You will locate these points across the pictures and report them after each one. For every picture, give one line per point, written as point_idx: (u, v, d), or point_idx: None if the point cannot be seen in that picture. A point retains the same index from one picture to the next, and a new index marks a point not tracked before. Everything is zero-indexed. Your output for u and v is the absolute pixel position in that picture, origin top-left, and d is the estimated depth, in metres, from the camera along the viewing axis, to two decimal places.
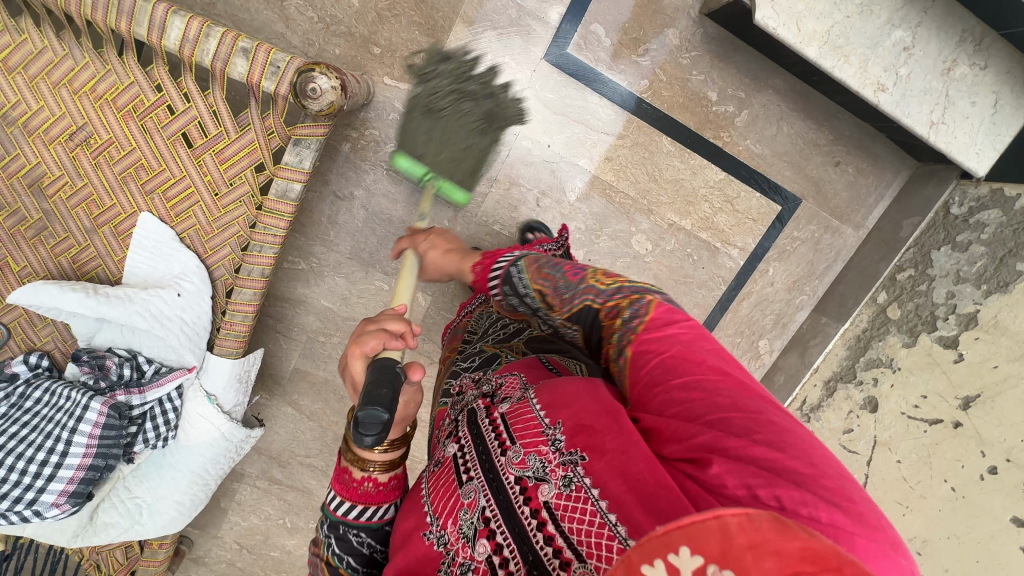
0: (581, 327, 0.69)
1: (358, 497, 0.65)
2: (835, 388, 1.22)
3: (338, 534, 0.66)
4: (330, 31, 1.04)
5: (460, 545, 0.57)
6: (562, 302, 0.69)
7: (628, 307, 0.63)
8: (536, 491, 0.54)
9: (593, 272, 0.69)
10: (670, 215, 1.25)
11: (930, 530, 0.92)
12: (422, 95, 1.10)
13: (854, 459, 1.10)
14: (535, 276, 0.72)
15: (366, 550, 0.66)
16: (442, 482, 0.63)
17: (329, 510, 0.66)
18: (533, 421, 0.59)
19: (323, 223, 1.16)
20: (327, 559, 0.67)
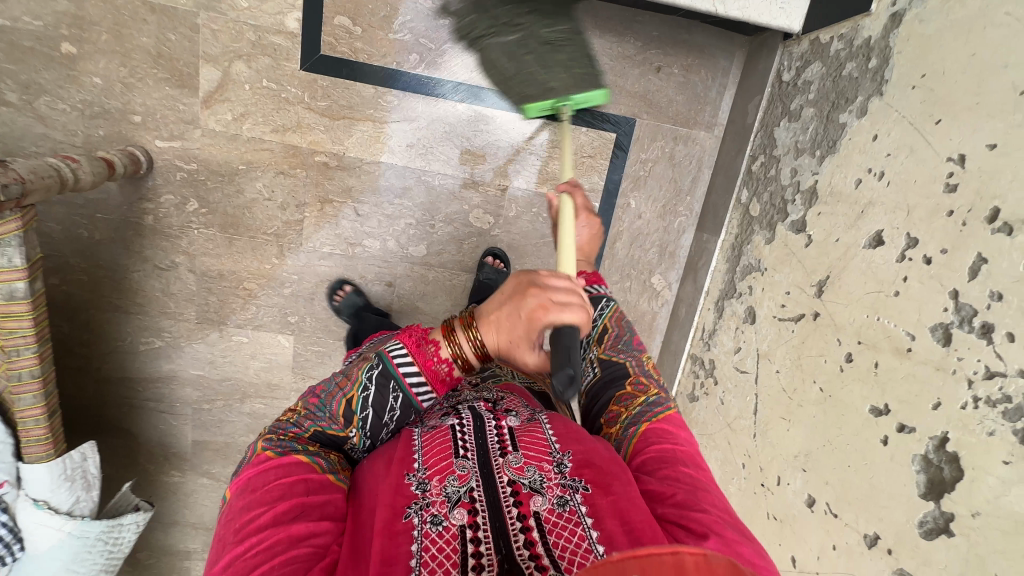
0: (602, 375, 0.77)
1: (426, 371, 0.63)
2: (723, 307, 1.11)
3: (380, 385, 0.63)
4: (87, 115, 1.04)
5: (437, 502, 0.56)
6: (611, 346, 0.80)
7: (655, 394, 0.72)
8: (529, 499, 0.56)
9: (649, 356, 0.80)
10: (498, 180, 1.18)
11: (811, 442, 0.80)
12: (199, 146, 1.08)
13: (746, 379, 0.99)
14: (612, 319, 0.84)
15: (383, 422, 0.65)
16: (437, 440, 0.62)
17: (389, 359, 0.63)
18: (545, 440, 0.63)
19: (159, 296, 1.17)
20: (352, 395, 0.63)
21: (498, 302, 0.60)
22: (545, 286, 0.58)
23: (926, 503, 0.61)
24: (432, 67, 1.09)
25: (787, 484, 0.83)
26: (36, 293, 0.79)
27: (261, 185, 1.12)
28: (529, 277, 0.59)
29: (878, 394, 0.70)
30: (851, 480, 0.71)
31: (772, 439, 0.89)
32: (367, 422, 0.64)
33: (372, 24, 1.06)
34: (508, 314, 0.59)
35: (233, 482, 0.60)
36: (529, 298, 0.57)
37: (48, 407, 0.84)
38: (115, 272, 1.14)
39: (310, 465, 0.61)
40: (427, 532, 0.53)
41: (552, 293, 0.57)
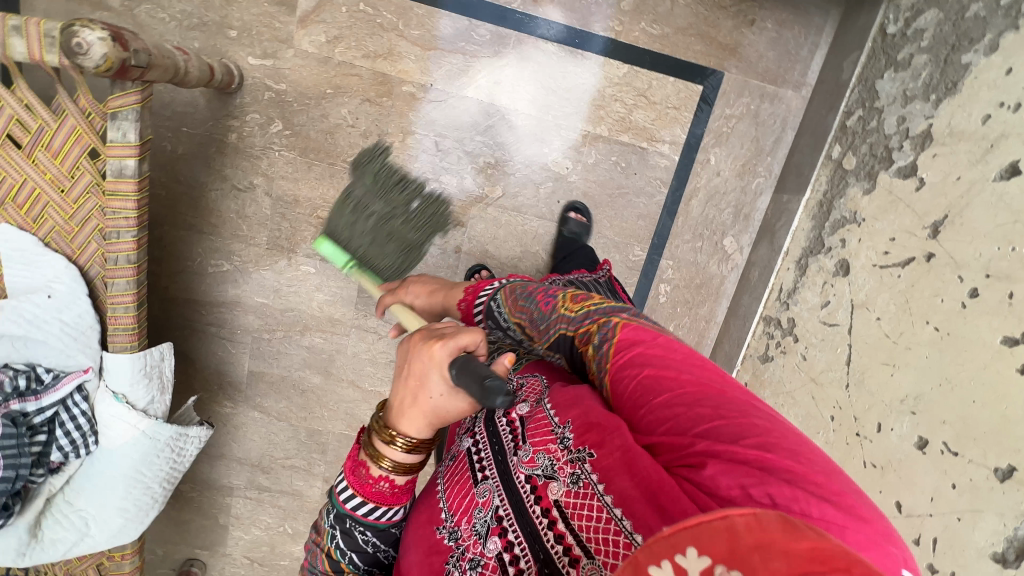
0: (563, 355, 0.70)
1: (371, 496, 0.61)
2: (807, 264, 1.08)
3: (343, 526, 0.63)
4: (185, 26, 1.04)
5: (472, 542, 0.58)
6: (540, 333, 0.72)
7: (597, 333, 0.63)
8: (546, 490, 0.55)
9: (562, 300, 0.70)
10: (580, 125, 1.17)
11: (921, 384, 0.77)
12: (290, 66, 1.08)
13: (836, 333, 0.96)
14: (512, 310, 0.75)
15: (372, 555, 0.66)
16: (459, 476, 0.64)
17: (337, 500, 0.62)
18: (544, 420, 0.61)
19: (232, 218, 1.16)
20: (328, 552, 0.65)
21: (396, 392, 0.60)
22: (421, 346, 0.58)
23: None
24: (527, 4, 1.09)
25: (891, 429, 0.80)
26: (143, 175, 0.78)
27: (346, 111, 1.12)
28: (423, 333, 0.61)
29: (1014, 324, 0.67)
30: (978, 417, 0.68)
31: (870, 387, 0.85)
32: (355, 563, 0.66)
33: None
34: (409, 391, 0.59)
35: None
36: (416, 359, 0.58)
37: (138, 297, 0.83)
38: (194, 189, 1.14)
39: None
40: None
41: (434, 339, 0.59)
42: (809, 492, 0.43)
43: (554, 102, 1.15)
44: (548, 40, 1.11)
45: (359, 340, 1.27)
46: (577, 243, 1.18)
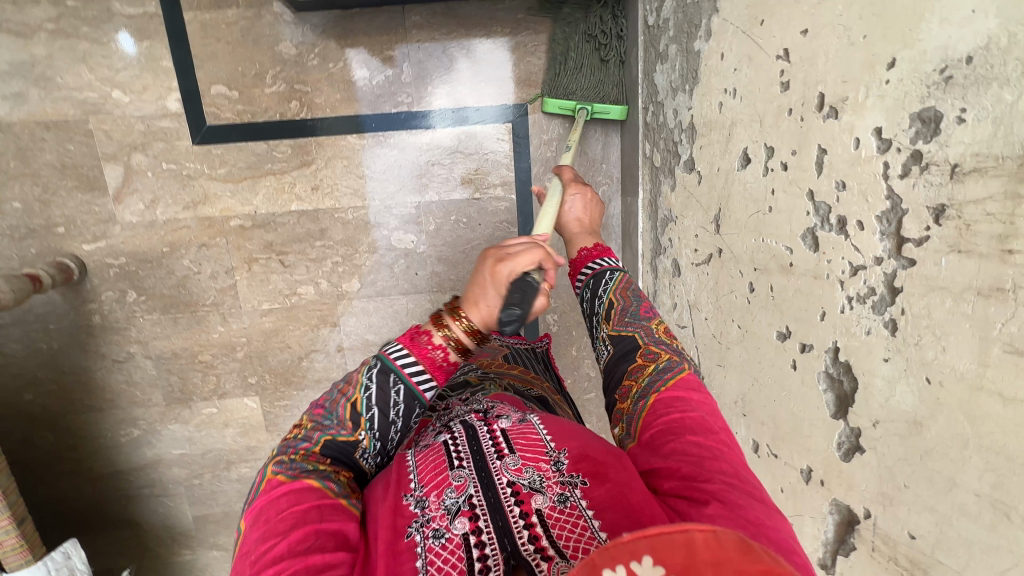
0: (614, 351, 0.65)
1: (426, 362, 0.55)
2: (656, 266, 1.06)
3: (381, 383, 0.54)
4: (16, 238, 1.10)
5: (439, 515, 0.51)
6: (619, 320, 0.67)
7: (665, 361, 0.59)
8: (529, 498, 0.51)
9: (662, 322, 0.65)
10: (409, 197, 1.18)
11: (743, 384, 0.75)
12: (123, 239, 1.14)
13: (687, 334, 0.94)
14: (617, 290, 0.70)
15: (390, 423, 0.55)
16: (431, 457, 0.57)
17: (387, 355, 0.55)
18: (537, 436, 0.58)
19: (124, 388, 1.22)
20: (355, 398, 0.54)
21: (470, 279, 0.58)
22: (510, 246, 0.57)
23: (837, 422, 0.55)
24: (313, 109, 1.12)
25: (736, 433, 0.78)
26: None
27: (188, 261, 1.16)
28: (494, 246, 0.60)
29: (780, 318, 0.64)
30: (781, 415, 0.66)
31: (716, 390, 0.83)
32: (374, 425, 0.55)
33: (245, 84, 1.09)
34: (476, 285, 0.57)
35: (242, 514, 0.51)
36: (486, 259, 0.57)
37: (15, 515, 0.89)
38: (81, 375, 1.19)
39: (325, 498, 0.51)
40: (431, 546, 0.49)
41: (506, 248, 0.57)
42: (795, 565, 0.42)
43: (394, 173, 1.17)
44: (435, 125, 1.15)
45: None
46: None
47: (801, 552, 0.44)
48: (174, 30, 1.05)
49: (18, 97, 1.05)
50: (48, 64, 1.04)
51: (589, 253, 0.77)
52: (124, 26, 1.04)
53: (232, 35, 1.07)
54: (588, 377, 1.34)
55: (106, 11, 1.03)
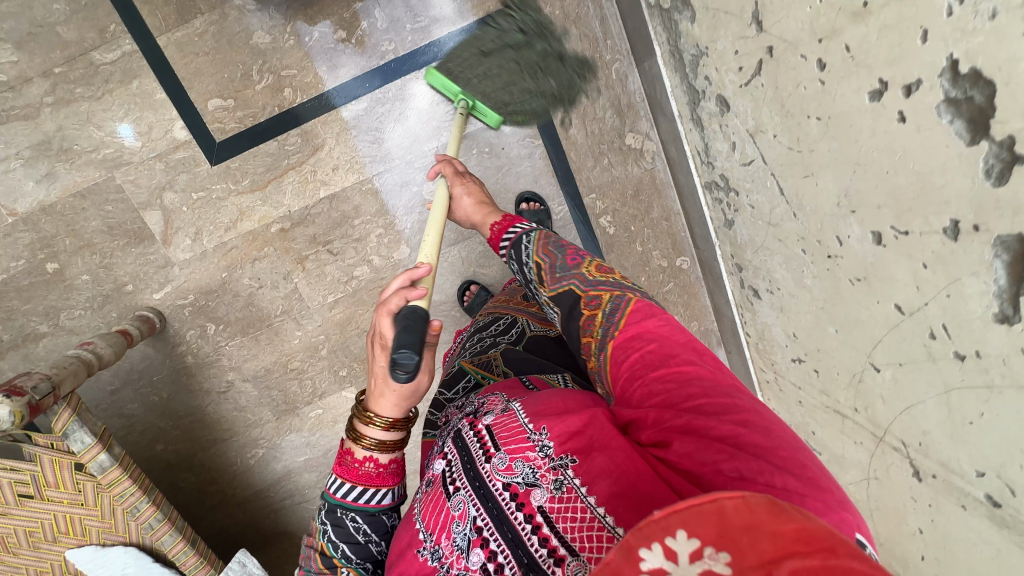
0: (561, 310, 0.71)
1: (360, 479, 0.62)
2: (699, 117, 0.97)
3: (333, 520, 0.62)
4: (96, 307, 1.17)
5: (455, 557, 0.54)
6: (552, 280, 0.72)
7: (609, 302, 0.65)
8: (528, 496, 0.52)
9: (590, 262, 0.72)
10: (426, 145, 1.15)
11: (841, 179, 0.67)
12: (184, 277, 1.18)
13: (756, 167, 0.86)
14: (540, 251, 0.76)
15: (364, 544, 0.62)
16: (431, 495, 0.59)
17: (329, 495, 0.62)
18: (516, 423, 0.58)
19: (236, 414, 1.28)
20: (321, 546, 0.62)
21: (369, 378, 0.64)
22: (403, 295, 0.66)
23: (978, 147, 0.48)
24: (306, 90, 1.10)
25: (848, 237, 0.70)
26: (120, 455, 0.90)
27: (248, 278, 1.19)
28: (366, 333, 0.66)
29: (869, 75, 0.57)
30: (900, 185, 0.58)
31: (809, 205, 0.76)
32: (348, 556, 0.61)
33: (236, 89, 1.09)
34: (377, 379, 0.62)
35: None
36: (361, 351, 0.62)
37: (187, 537, 0.96)
38: (195, 414, 1.27)
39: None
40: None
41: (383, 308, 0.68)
42: (773, 465, 0.46)
43: (401, 129, 1.14)
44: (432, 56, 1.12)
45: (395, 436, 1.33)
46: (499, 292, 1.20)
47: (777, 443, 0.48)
48: (154, 60, 1.06)
49: (48, 177, 1.10)
50: (61, 136, 1.08)
51: (501, 226, 0.86)
52: (111, 74, 1.06)
53: (207, 45, 1.06)
54: (662, 268, 1.28)
55: (91, 65, 1.05)
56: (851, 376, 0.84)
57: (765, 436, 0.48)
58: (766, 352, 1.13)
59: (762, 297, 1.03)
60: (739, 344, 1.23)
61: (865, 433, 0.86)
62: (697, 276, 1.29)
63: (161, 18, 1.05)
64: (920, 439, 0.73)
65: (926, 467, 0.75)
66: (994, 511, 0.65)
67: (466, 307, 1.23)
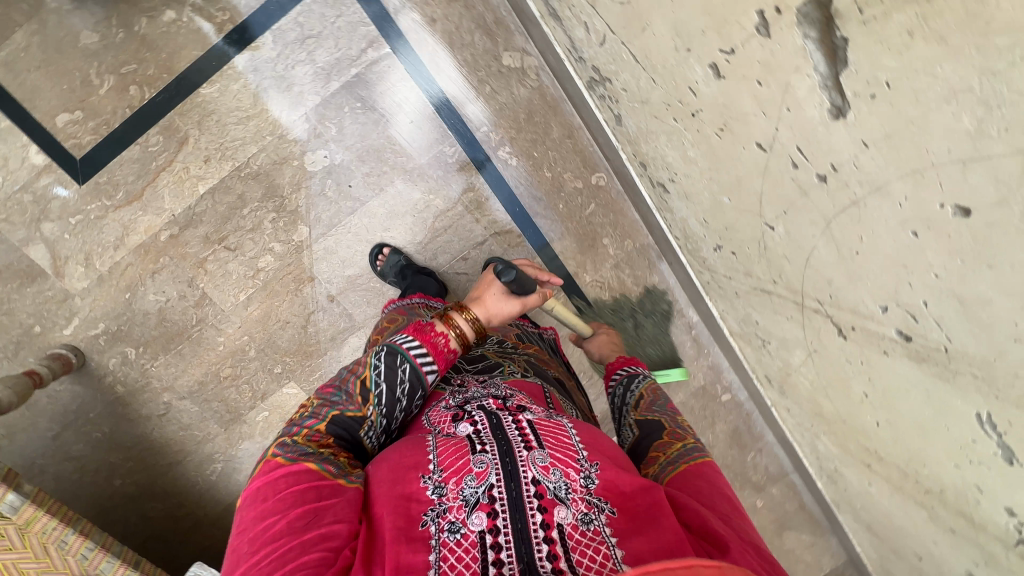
0: (639, 433, 0.68)
1: (431, 347, 0.66)
2: (553, 7, 0.89)
3: (388, 363, 0.64)
4: (8, 356, 1.13)
5: (456, 506, 0.49)
6: (647, 408, 0.72)
7: (691, 443, 0.64)
8: (552, 507, 0.49)
9: (684, 417, 0.70)
10: (295, 113, 1.08)
11: (667, 15, 0.59)
12: (90, 306, 1.15)
13: (609, 41, 0.77)
14: (648, 388, 0.75)
15: (396, 399, 0.63)
16: (453, 443, 0.55)
17: (399, 343, 0.65)
18: (568, 440, 0.56)
19: (184, 434, 1.25)
20: (365, 376, 0.64)
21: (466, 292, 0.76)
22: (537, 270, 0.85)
23: None
24: (153, 83, 1.04)
25: (698, 84, 0.62)
26: (32, 492, 0.87)
27: (153, 294, 1.15)
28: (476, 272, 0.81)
29: None
30: None
31: (658, 62, 0.67)
32: (382, 402, 0.62)
33: (82, 98, 1.03)
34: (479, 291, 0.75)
35: (248, 483, 0.56)
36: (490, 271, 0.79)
37: (129, 559, 0.94)
38: (143, 441, 1.24)
39: (323, 480, 0.54)
40: (445, 540, 0.47)
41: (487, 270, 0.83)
42: None
43: (262, 100, 1.07)
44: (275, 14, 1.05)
45: None
46: (409, 270, 1.10)
47: None
48: None
49: None
50: None
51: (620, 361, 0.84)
52: None
53: (39, 60, 1.01)
54: (579, 191, 1.19)
55: None
56: (759, 245, 0.76)
57: None
58: (695, 251, 1.05)
59: (670, 190, 0.95)
60: (673, 251, 1.15)
61: (790, 305, 0.79)
62: (618, 190, 1.19)
63: None
64: (830, 292, 0.66)
65: (845, 322, 0.67)
66: (909, 348, 0.57)
67: (379, 270, 1.13)
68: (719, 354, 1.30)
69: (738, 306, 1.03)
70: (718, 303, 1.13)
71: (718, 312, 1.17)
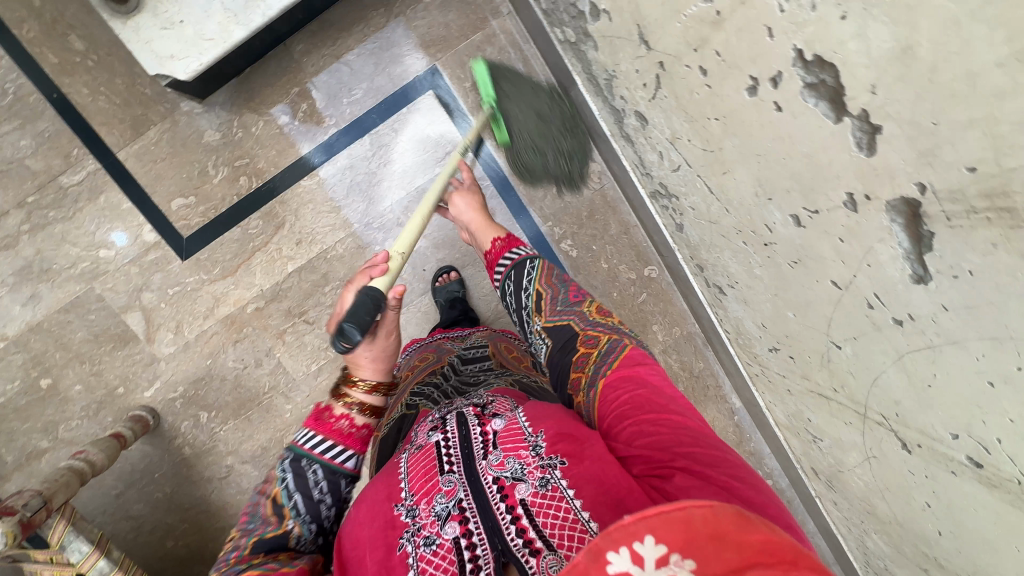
0: (554, 343, 0.72)
1: (333, 434, 0.64)
2: (627, 132, 1.01)
3: (295, 469, 0.62)
4: (90, 415, 1.19)
5: (429, 523, 0.53)
6: (551, 312, 0.75)
7: (607, 343, 0.66)
8: (513, 489, 0.53)
9: (591, 304, 0.75)
10: (381, 204, 1.20)
11: (751, 170, 0.69)
12: (172, 370, 1.22)
13: (683, 170, 0.88)
14: (542, 280, 0.79)
15: (318, 502, 0.61)
16: (421, 462, 0.59)
17: (297, 445, 0.63)
18: (517, 426, 0.59)
19: (241, 498, 1.28)
20: (275, 492, 0.61)
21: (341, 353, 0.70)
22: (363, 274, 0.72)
23: (844, 123, 0.50)
24: (260, 175, 1.17)
25: (774, 223, 0.71)
26: (120, 558, 0.91)
27: (232, 361, 1.23)
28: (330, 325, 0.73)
29: (741, 74, 0.60)
30: (797, 167, 0.60)
31: (735, 199, 0.78)
32: (299, 508, 0.60)
33: (196, 186, 1.16)
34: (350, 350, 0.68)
35: None
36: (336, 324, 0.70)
37: None
38: (201, 504, 1.27)
39: None
40: (423, 554, 0.52)
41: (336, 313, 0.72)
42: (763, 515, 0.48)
43: (352, 194, 1.20)
44: (372, 123, 1.19)
45: None
46: (459, 303, 1.19)
47: (774, 506, 0.49)
48: (117, 174, 1.14)
49: (33, 299, 1.16)
50: (41, 258, 1.15)
51: (502, 244, 0.88)
52: (79, 194, 1.14)
53: (166, 152, 1.15)
54: (632, 281, 1.28)
55: (60, 189, 1.13)
56: (821, 355, 0.83)
57: (757, 491, 0.50)
58: (747, 346, 1.12)
59: (727, 292, 1.04)
60: (722, 341, 1.22)
61: (851, 412, 0.84)
62: (668, 282, 1.28)
63: (119, 135, 1.14)
64: (897, 410, 0.72)
65: (910, 438, 0.73)
66: (980, 473, 0.63)
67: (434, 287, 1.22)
68: (761, 442, 1.33)
69: (788, 401, 1.09)
70: (766, 394, 1.19)
71: (764, 402, 1.22)
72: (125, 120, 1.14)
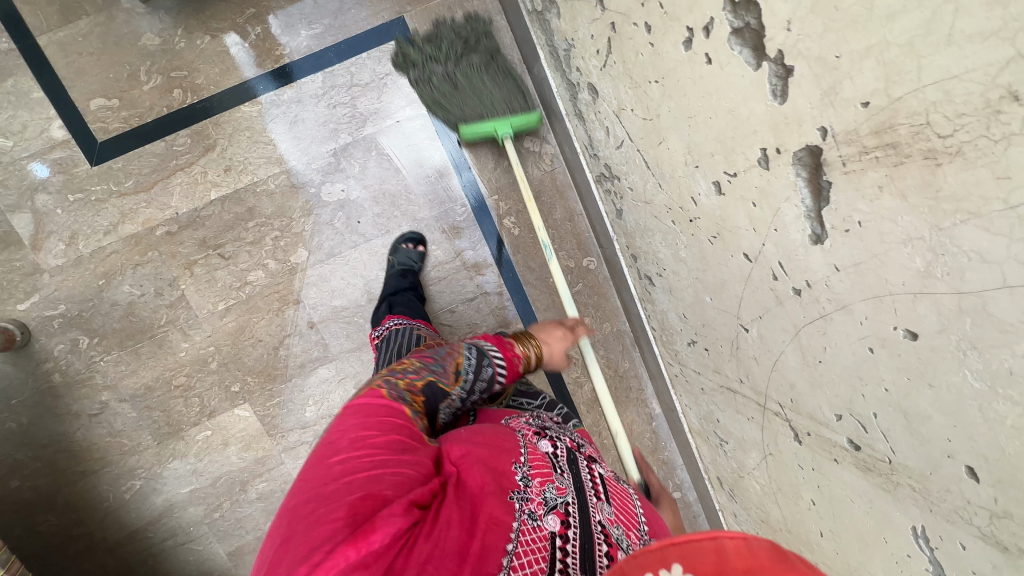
0: None
1: (507, 358, 0.78)
2: (580, 109, 1.02)
3: (477, 356, 0.75)
4: None
5: (536, 501, 0.53)
6: None
7: None
8: (614, 549, 0.50)
9: None
10: (324, 146, 1.15)
11: (681, 135, 0.70)
12: (55, 285, 1.10)
13: (625, 146, 0.89)
14: None
15: (476, 387, 0.74)
16: (538, 459, 0.61)
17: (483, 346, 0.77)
18: (631, 509, 0.59)
19: (110, 440, 1.14)
20: (459, 359, 0.74)
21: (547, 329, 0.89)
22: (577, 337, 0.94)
23: (763, 69, 0.52)
24: (197, 92, 1.10)
25: (700, 195, 0.72)
26: None
27: (128, 286, 1.12)
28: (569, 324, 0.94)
29: (681, 26, 0.62)
30: (720, 127, 0.61)
31: (667, 171, 0.78)
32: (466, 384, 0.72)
33: (123, 89, 1.08)
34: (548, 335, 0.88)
35: (342, 405, 0.62)
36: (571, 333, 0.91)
37: None
38: (62, 441, 1.13)
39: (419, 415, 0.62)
40: (524, 521, 0.50)
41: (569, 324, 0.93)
42: None
43: (297, 128, 1.14)
44: (328, 60, 1.15)
45: (294, 461, 1.19)
46: (410, 275, 1.16)
47: None
48: (33, 59, 1.04)
49: None
50: None
51: None
52: None
53: (96, 48, 1.06)
54: (570, 269, 1.27)
55: None
56: (732, 344, 0.83)
57: None
58: (669, 343, 1.13)
59: (655, 283, 1.04)
60: (648, 341, 1.22)
61: (753, 405, 0.85)
62: (604, 276, 1.28)
63: (43, 18, 1.04)
64: (791, 396, 0.72)
65: (802, 427, 0.73)
66: (858, 456, 0.64)
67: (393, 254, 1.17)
68: (674, 451, 1.33)
69: (701, 402, 1.09)
70: (683, 398, 1.19)
71: (680, 407, 1.22)
72: (53, 3, 1.05)
